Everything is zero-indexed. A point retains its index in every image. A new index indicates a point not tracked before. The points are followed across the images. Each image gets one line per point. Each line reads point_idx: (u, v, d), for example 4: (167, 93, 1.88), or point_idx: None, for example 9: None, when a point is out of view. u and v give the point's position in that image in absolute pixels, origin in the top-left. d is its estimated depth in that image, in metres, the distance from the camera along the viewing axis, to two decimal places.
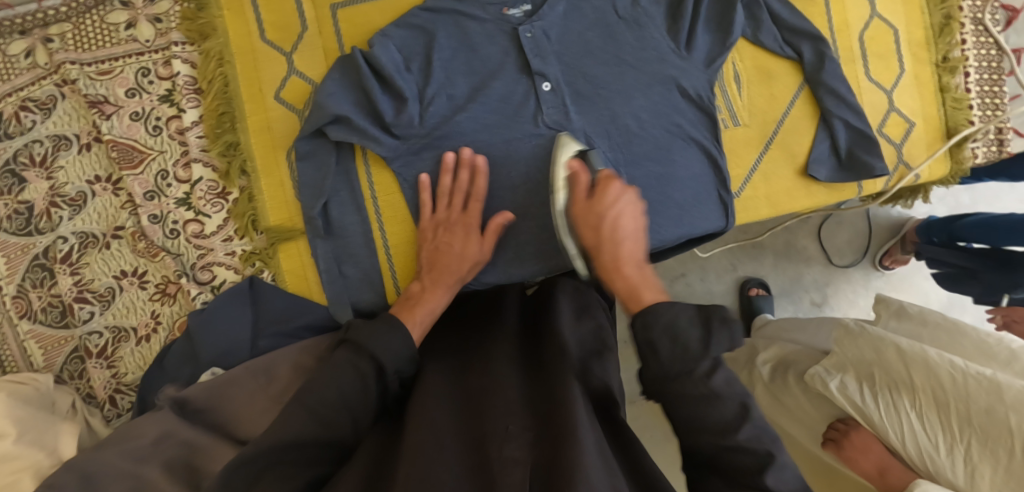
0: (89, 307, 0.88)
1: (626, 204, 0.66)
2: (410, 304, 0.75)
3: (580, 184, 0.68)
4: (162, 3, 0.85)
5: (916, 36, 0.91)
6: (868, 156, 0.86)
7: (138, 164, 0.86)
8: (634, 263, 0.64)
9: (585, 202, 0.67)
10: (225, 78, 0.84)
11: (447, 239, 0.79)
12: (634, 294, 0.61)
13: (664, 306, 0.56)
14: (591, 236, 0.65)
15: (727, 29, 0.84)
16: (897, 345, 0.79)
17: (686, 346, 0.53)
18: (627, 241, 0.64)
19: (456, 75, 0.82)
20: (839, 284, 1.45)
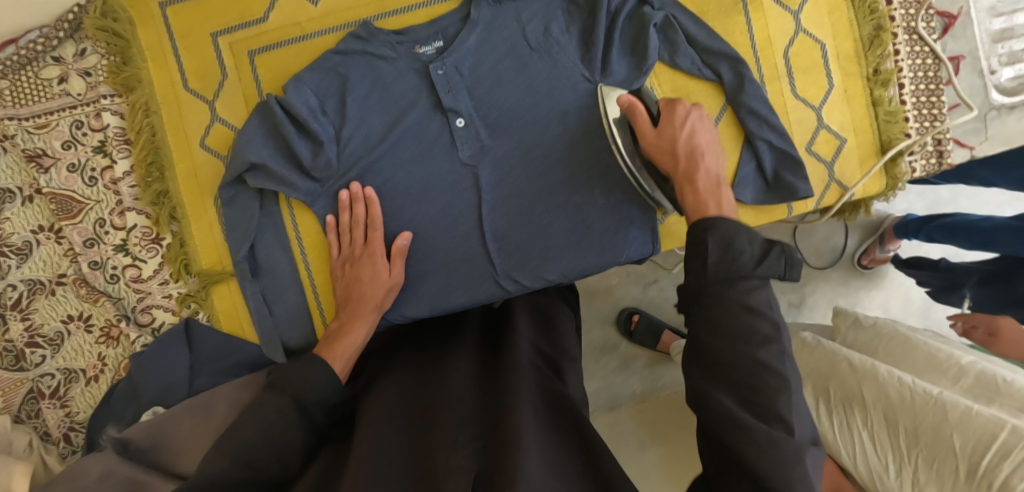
0: (41, 351, 0.91)
1: (698, 120, 0.70)
2: (331, 341, 0.75)
3: (642, 114, 0.73)
4: (90, 57, 0.88)
5: (845, 49, 0.89)
6: (793, 178, 0.85)
7: (76, 214, 0.89)
8: (709, 177, 0.67)
9: (653, 132, 0.72)
10: (152, 128, 0.86)
11: (356, 272, 0.80)
12: (700, 209, 0.64)
13: (733, 225, 0.59)
14: (668, 159, 0.70)
15: (642, 55, 0.84)
16: (849, 360, 0.80)
17: (740, 255, 0.57)
18: (706, 154, 0.68)
19: (370, 113, 0.84)
20: (818, 285, 1.44)
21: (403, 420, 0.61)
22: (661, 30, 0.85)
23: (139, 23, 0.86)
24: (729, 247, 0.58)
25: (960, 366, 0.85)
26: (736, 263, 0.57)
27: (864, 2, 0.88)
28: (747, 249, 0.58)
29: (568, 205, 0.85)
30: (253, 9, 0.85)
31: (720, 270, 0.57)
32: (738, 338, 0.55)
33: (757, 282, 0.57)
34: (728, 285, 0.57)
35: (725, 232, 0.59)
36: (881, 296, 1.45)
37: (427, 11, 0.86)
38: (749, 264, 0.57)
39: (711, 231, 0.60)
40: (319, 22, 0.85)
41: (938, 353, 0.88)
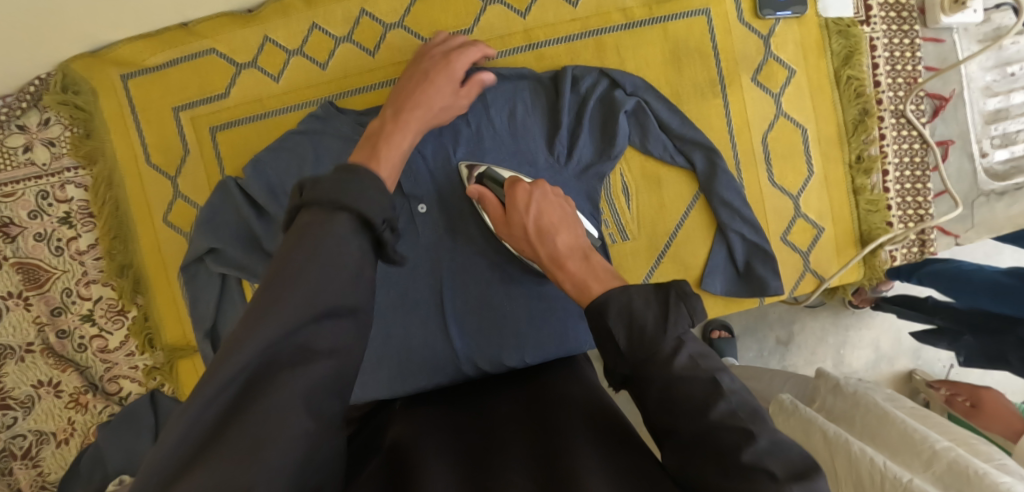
0: (11, 413, 0.91)
1: (541, 197, 0.68)
2: (375, 140, 0.59)
3: (490, 202, 0.71)
4: (54, 127, 0.87)
5: (827, 133, 0.85)
6: (765, 271, 0.83)
7: (43, 283, 0.89)
8: (574, 254, 0.61)
9: (503, 215, 0.70)
10: (116, 201, 0.86)
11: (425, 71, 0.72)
12: (586, 288, 0.55)
13: (615, 291, 0.49)
14: (527, 246, 0.66)
15: (611, 140, 0.80)
16: (823, 432, 0.77)
17: (641, 328, 0.45)
18: (562, 231, 0.64)
19: None
20: (805, 323, 1.23)
21: (456, 453, 0.52)
22: (632, 114, 0.81)
23: (100, 94, 0.84)
24: (638, 325, 0.46)
25: (932, 451, 0.72)
26: (647, 338, 0.45)
27: (850, 85, 0.85)
28: (647, 316, 0.46)
29: (528, 294, 0.84)
30: (214, 84, 0.84)
31: (631, 348, 0.46)
32: (666, 397, 0.44)
33: (677, 342, 0.45)
34: (652, 356, 0.45)
35: (619, 302, 0.47)
36: (870, 336, 1.23)
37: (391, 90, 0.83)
38: (653, 331, 0.45)
39: (606, 307, 0.48)
40: (281, 100, 0.84)
41: (912, 432, 0.76)
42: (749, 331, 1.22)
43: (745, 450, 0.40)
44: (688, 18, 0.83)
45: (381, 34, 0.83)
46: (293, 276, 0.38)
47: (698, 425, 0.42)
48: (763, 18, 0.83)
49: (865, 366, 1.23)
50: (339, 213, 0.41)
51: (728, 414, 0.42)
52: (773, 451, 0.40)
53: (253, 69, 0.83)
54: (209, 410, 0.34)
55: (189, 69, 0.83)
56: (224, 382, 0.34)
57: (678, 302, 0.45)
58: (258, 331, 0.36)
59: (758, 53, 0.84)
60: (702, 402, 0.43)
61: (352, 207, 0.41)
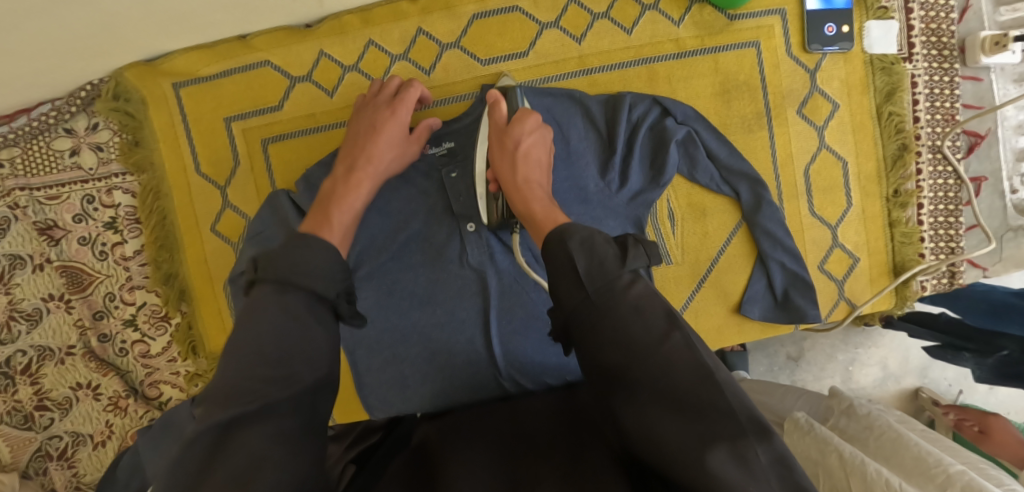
0: (49, 413, 0.93)
1: (542, 134, 0.77)
2: (326, 204, 0.70)
3: (500, 112, 0.77)
4: (103, 132, 0.87)
5: (867, 168, 0.88)
6: (803, 301, 0.85)
7: (86, 287, 0.90)
8: (533, 186, 0.72)
9: (502, 126, 0.77)
10: (163, 210, 0.87)
11: (368, 126, 0.78)
12: (549, 215, 0.67)
13: (579, 227, 0.54)
14: (501, 154, 0.75)
15: (660, 168, 0.82)
16: (840, 453, 0.75)
17: (602, 259, 0.50)
18: (533, 168, 0.74)
19: None
20: (816, 341, 1.16)
21: (484, 455, 0.60)
22: (682, 144, 0.83)
23: (150, 102, 0.84)
24: (597, 260, 0.50)
25: (947, 474, 0.70)
26: (606, 269, 0.49)
27: (891, 121, 0.87)
28: (608, 250, 0.50)
29: None
30: (267, 97, 0.84)
31: (590, 273, 0.49)
32: (617, 334, 0.45)
33: (633, 278, 0.49)
34: (609, 285, 0.48)
35: (584, 236, 0.52)
36: (878, 353, 1.16)
37: (443, 110, 0.86)
38: (614, 266, 0.49)
39: (570, 235, 0.53)
40: (335, 115, 0.85)
41: (927, 456, 0.74)
42: (761, 345, 1.17)
43: (705, 386, 0.43)
44: (738, 51, 0.85)
45: (437, 54, 0.85)
46: (259, 346, 0.48)
47: (656, 361, 0.44)
48: (811, 53, 0.86)
49: (872, 385, 1.16)
50: (288, 294, 0.51)
51: (682, 347, 0.45)
52: (731, 390, 0.43)
53: (307, 83, 0.84)
54: (191, 455, 0.42)
55: (242, 81, 0.84)
56: (202, 434, 0.43)
57: (633, 248, 0.51)
58: (227, 402, 0.44)
59: (804, 86, 0.86)
60: (657, 337, 0.45)
61: (302, 287, 0.52)
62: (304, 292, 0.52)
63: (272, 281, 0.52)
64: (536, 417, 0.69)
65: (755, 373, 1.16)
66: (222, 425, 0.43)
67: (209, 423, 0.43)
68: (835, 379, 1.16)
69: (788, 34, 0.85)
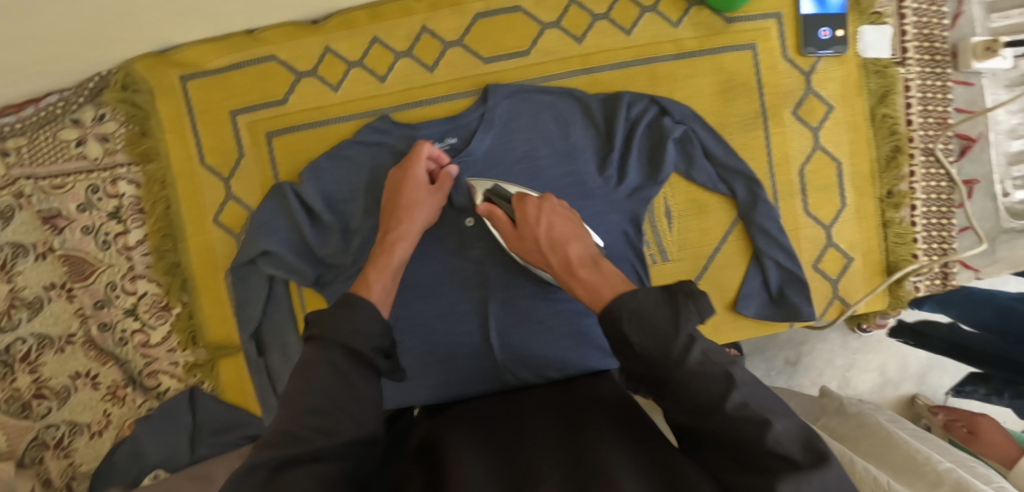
0: (47, 402, 0.94)
1: (551, 210, 0.70)
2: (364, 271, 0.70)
3: (501, 217, 0.72)
4: (109, 123, 0.89)
5: (861, 169, 0.89)
6: (798, 298, 0.87)
7: (88, 276, 0.91)
8: (585, 262, 0.63)
9: (513, 229, 0.71)
10: (167, 200, 0.88)
11: (394, 197, 0.77)
12: (597, 292, 0.58)
13: (625, 296, 0.51)
14: (534, 249, 0.68)
15: (658, 165, 0.84)
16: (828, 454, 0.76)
17: (654, 330, 0.47)
18: (571, 242, 0.66)
19: (363, 201, 0.84)
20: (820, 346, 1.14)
21: (488, 458, 0.58)
22: (680, 141, 0.85)
23: (158, 94, 0.86)
24: (649, 326, 0.47)
25: (937, 472, 0.73)
26: (660, 338, 0.47)
27: (885, 123, 0.89)
28: (659, 319, 0.47)
29: (571, 311, 0.86)
30: (274, 90, 0.86)
31: (645, 345, 0.47)
32: (683, 405, 0.46)
33: (690, 340, 0.46)
34: (665, 355, 0.46)
35: (630, 306, 0.49)
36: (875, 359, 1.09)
37: (448, 105, 0.87)
38: (666, 331, 0.47)
39: (621, 308, 0.50)
40: (340, 109, 0.86)
41: (916, 454, 0.76)
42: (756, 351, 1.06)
43: (767, 436, 0.43)
44: (735, 53, 0.87)
45: (441, 51, 0.86)
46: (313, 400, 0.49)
47: (714, 423, 0.44)
48: (806, 55, 0.88)
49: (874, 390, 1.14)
50: (333, 350, 0.53)
51: (740, 405, 0.44)
52: (789, 431, 0.44)
53: (313, 77, 0.86)
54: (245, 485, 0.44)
55: (250, 74, 0.85)
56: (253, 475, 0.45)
57: (688, 304, 0.48)
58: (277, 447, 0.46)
59: (800, 88, 0.88)
60: (718, 396, 0.44)
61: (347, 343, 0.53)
62: (347, 349, 0.53)
63: (321, 337, 0.54)
64: (539, 410, 0.69)
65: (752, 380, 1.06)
66: (271, 468, 0.45)
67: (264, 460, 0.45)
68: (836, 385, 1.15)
69: (784, 36, 0.87)
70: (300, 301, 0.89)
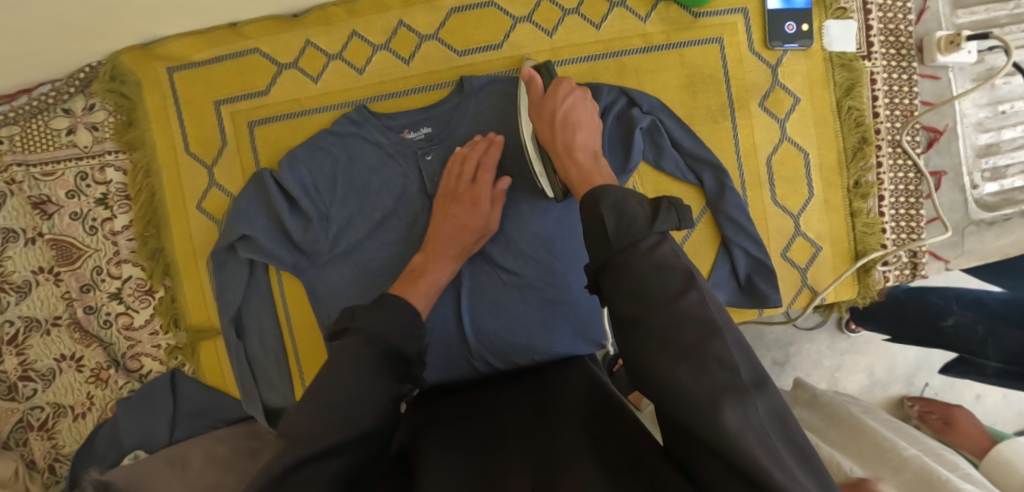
0: (33, 384, 0.96)
1: (580, 98, 0.77)
2: (412, 276, 0.77)
3: (535, 86, 0.78)
4: (98, 113, 0.92)
5: (828, 160, 0.91)
6: (766, 286, 0.88)
7: (75, 260, 0.94)
8: (585, 151, 0.71)
9: (540, 98, 0.77)
10: (151, 188, 0.91)
11: (455, 210, 0.80)
12: (586, 179, 0.66)
13: (613, 188, 0.53)
14: (546, 130, 0.75)
15: (627, 154, 0.86)
16: None
17: (631, 218, 0.49)
18: (580, 131, 0.73)
19: (340, 189, 0.86)
20: (803, 344, 1.15)
21: (459, 459, 0.59)
22: (648, 132, 0.87)
23: (146, 86, 0.89)
24: (624, 215, 0.50)
25: (901, 458, 0.74)
26: (634, 230, 0.48)
27: (851, 115, 0.91)
28: (638, 210, 0.50)
29: (541, 298, 0.88)
30: (256, 82, 0.88)
31: (617, 233, 0.49)
32: (635, 297, 0.46)
33: (659, 239, 0.48)
34: (633, 244, 0.48)
35: (615, 198, 0.51)
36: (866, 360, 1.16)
37: (421, 98, 0.89)
38: (641, 224, 0.48)
39: (602, 198, 0.52)
40: (318, 100, 0.88)
41: (883, 442, 0.78)
42: None
43: (713, 342, 0.44)
44: (703, 47, 0.89)
45: (416, 45, 0.88)
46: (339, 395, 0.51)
47: (665, 312, 0.45)
48: (772, 49, 0.90)
49: (859, 391, 1.16)
50: (370, 348, 0.55)
51: (698, 305, 0.46)
52: (740, 352, 0.44)
53: (294, 70, 0.88)
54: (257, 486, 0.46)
55: (233, 67, 0.88)
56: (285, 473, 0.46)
57: (668, 206, 0.50)
58: (302, 442, 0.48)
59: (766, 81, 0.90)
60: (671, 293, 0.46)
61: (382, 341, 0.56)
62: (381, 346, 0.55)
63: (358, 331, 0.56)
64: (519, 405, 0.72)
65: None
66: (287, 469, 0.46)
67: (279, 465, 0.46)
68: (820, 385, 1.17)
69: (750, 31, 0.89)
70: (279, 286, 0.91)
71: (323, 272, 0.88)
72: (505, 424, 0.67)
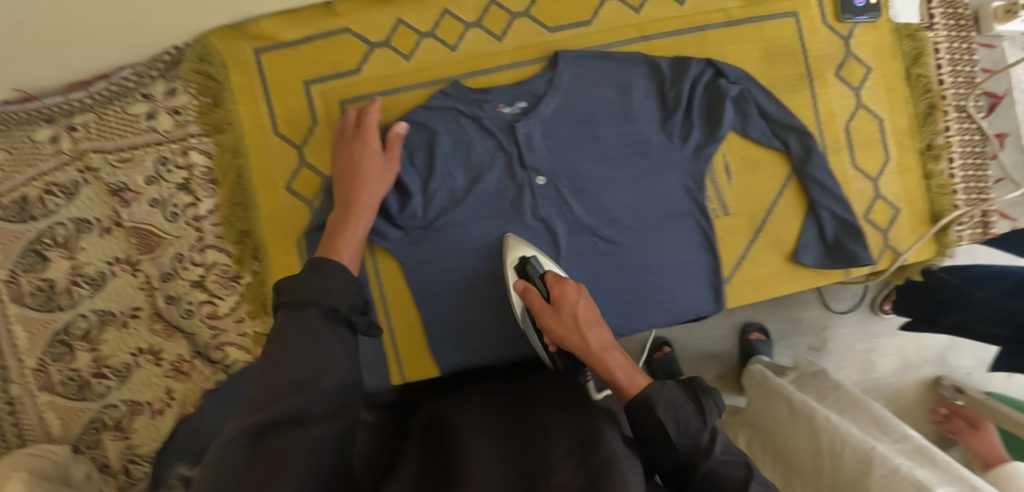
0: (107, 382, 0.93)
1: (582, 297, 0.73)
2: (331, 237, 0.74)
3: (535, 300, 0.74)
4: (180, 97, 0.90)
5: (901, 125, 0.95)
6: (855, 246, 0.90)
7: (155, 248, 0.91)
8: (609, 348, 0.68)
9: (550, 311, 0.72)
10: (239, 169, 0.89)
11: (355, 152, 0.80)
12: (634, 381, 0.63)
13: (656, 387, 0.58)
14: (580, 343, 0.68)
15: (716, 123, 0.87)
16: (792, 403, 0.86)
17: (687, 421, 0.54)
18: (597, 328, 0.70)
19: (441, 163, 0.85)
20: (836, 329, 1.21)
21: (495, 446, 0.54)
22: (736, 101, 0.89)
23: (231, 66, 0.88)
24: (680, 418, 0.55)
25: (902, 431, 0.80)
26: (692, 431, 0.54)
27: (919, 82, 0.95)
28: (690, 411, 0.55)
29: (640, 265, 0.88)
30: (347, 61, 0.88)
31: (682, 436, 0.54)
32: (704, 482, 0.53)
33: (713, 436, 0.55)
34: (696, 447, 0.54)
35: (665, 397, 0.56)
36: (898, 342, 1.22)
37: (515, 73, 0.89)
38: (698, 425, 0.54)
39: (654, 400, 0.56)
40: (409, 78, 0.88)
41: (885, 416, 0.84)
42: (783, 338, 1.21)
43: None
44: (780, 20, 0.92)
45: (508, 21, 0.89)
46: (291, 362, 0.51)
47: None
48: (844, 21, 0.93)
49: (893, 373, 1.22)
50: (308, 311, 0.55)
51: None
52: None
53: (385, 48, 0.88)
54: (232, 450, 0.45)
55: (323, 46, 0.88)
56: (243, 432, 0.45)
57: (707, 397, 0.57)
58: (262, 408, 0.48)
59: (839, 52, 0.94)
60: (738, 482, 0.52)
61: (317, 303, 0.56)
62: (320, 307, 0.56)
63: (289, 303, 0.56)
64: (540, 393, 0.66)
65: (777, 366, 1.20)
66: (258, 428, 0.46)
67: (250, 424, 0.46)
68: (856, 369, 1.22)
69: (822, 5, 0.93)
70: (374, 265, 0.89)
71: (420, 248, 0.87)
72: (539, 409, 0.61)
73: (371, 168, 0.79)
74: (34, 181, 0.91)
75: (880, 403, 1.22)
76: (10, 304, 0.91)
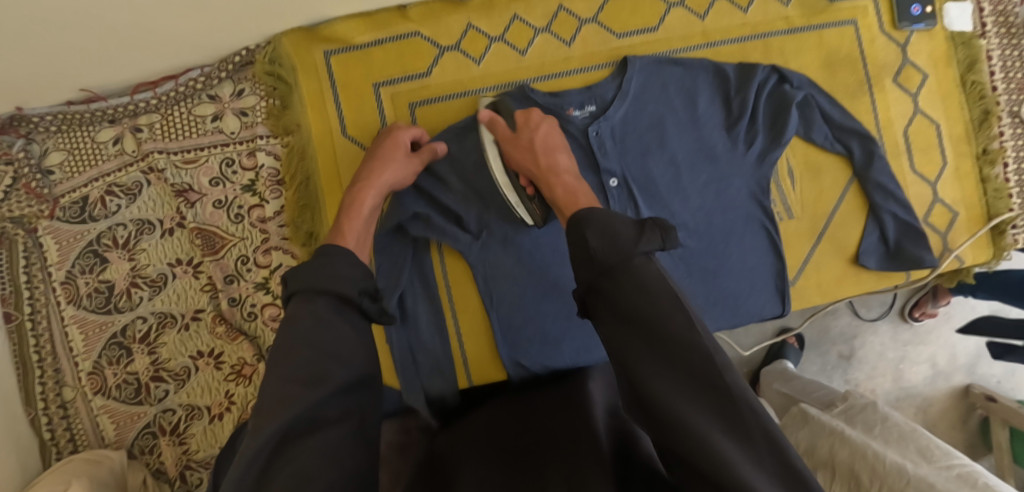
0: (164, 385, 0.92)
1: (548, 126, 0.80)
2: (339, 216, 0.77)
3: (500, 127, 0.80)
4: (247, 98, 0.91)
5: (957, 131, 0.96)
6: (917, 249, 0.91)
7: (219, 249, 0.91)
8: (568, 174, 0.73)
9: (512, 135, 0.79)
10: (307, 171, 0.89)
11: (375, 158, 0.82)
12: (572, 199, 0.68)
13: (595, 213, 0.55)
14: (527, 157, 0.76)
15: (781, 128, 0.89)
16: (834, 431, 0.83)
17: (616, 236, 0.51)
18: (558, 155, 0.75)
19: None
20: (867, 337, 1.21)
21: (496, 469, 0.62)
22: (799, 106, 0.91)
23: (300, 70, 0.88)
24: (611, 236, 0.51)
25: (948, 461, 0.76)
26: (621, 249, 0.50)
27: (975, 88, 0.96)
28: (624, 230, 0.52)
29: (707, 268, 0.89)
30: (417, 64, 0.89)
31: (604, 251, 0.51)
32: (631, 323, 0.48)
33: (647, 259, 0.51)
34: (623, 260, 0.50)
35: (597, 220, 0.53)
36: (928, 351, 1.21)
37: (584, 77, 0.91)
38: (629, 241, 0.51)
39: (587, 226, 0.53)
40: (479, 81, 0.90)
41: (931, 446, 0.79)
42: (814, 346, 1.21)
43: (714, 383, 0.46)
44: (840, 28, 0.94)
45: (577, 27, 0.91)
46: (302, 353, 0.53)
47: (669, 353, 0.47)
48: (901, 29, 0.95)
49: (923, 382, 1.21)
50: (317, 299, 0.57)
51: (694, 348, 0.47)
52: (740, 388, 0.46)
53: (455, 52, 0.89)
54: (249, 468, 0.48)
55: (394, 50, 0.89)
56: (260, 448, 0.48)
57: (654, 227, 0.53)
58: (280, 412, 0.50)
59: (897, 58, 0.95)
60: (674, 333, 0.47)
61: (328, 290, 0.57)
62: (329, 296, 0.57)
63: (300, 291, 0.57)
64: (548, 436, 0.67)
65: (807, 373, 1.21)
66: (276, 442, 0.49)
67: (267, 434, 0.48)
68: (886, 378, 1.21)
69: (880, 13, 0.95)
70: (442, 270, 0.89)
71: (490, 252, 0.87)
72: (543, 449, 0.64)
73: (397, 155, 0.82)
74: (95, 181, 0.90)
75: (910, 412, 1.21)
76: (67, 307, 0.91)
